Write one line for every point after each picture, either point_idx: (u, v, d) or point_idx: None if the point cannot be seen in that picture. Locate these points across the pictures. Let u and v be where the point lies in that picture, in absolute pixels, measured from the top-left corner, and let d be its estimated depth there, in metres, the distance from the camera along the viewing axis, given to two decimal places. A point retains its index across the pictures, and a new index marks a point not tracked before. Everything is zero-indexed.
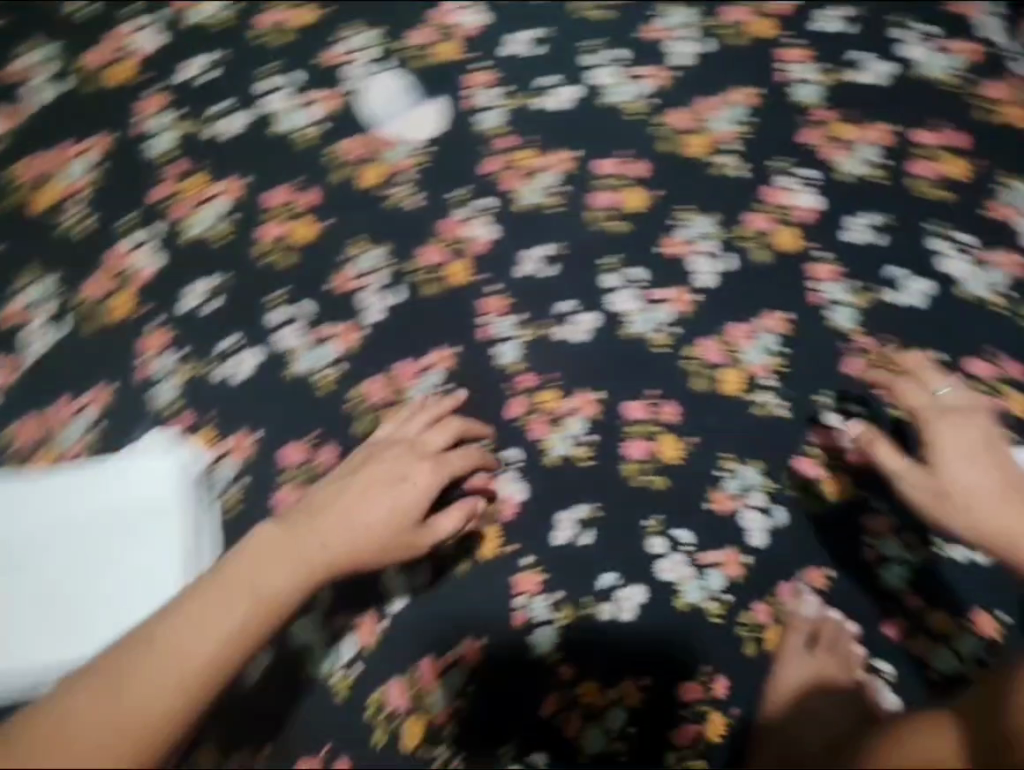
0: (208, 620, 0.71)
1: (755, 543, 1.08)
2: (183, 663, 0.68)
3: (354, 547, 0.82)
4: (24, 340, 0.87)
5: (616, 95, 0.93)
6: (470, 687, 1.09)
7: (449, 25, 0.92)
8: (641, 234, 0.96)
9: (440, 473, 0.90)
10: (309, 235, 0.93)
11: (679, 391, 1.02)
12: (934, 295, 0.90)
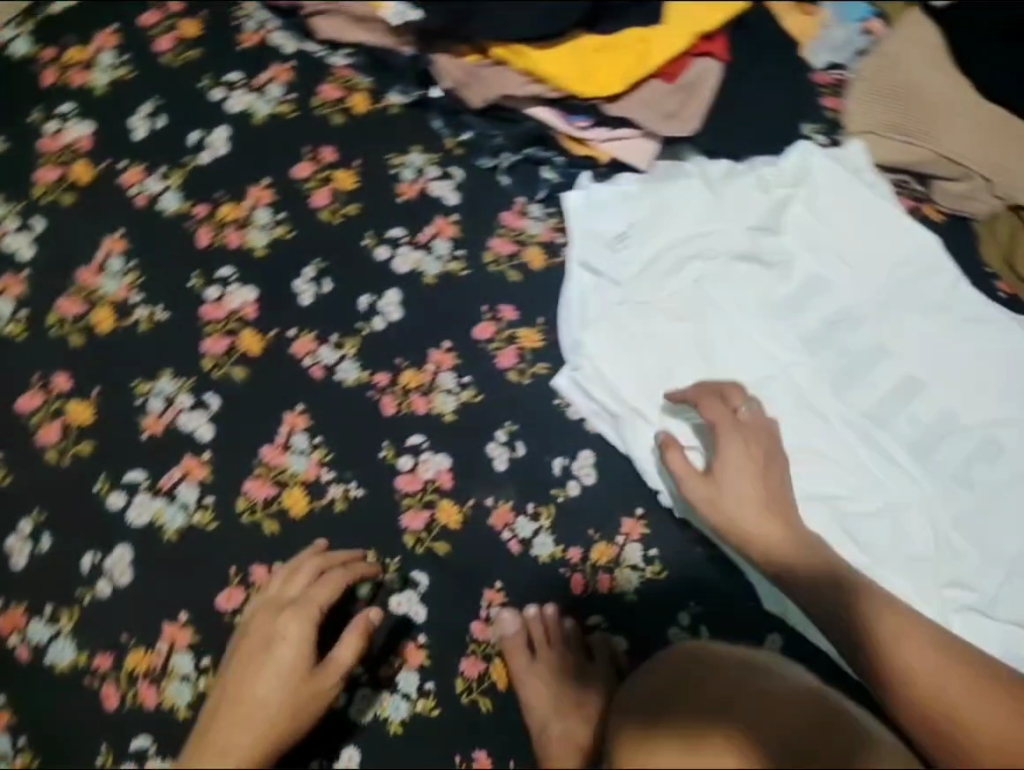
0: (247, 692, 0.74)
1: (576, 401, 0.87)
2: (247, 719, 0.73)
3: (291, 675, 0.75)
4: None
5: (261, 107, 0.91)
6: (461, 678, 0.83)
7: (63, 145, 0.89)
8: (374, 204, 0.91)
9: (339, 579, 0.80)
10: (89, 414, 0.85)
11: (509, 294, 0.90)
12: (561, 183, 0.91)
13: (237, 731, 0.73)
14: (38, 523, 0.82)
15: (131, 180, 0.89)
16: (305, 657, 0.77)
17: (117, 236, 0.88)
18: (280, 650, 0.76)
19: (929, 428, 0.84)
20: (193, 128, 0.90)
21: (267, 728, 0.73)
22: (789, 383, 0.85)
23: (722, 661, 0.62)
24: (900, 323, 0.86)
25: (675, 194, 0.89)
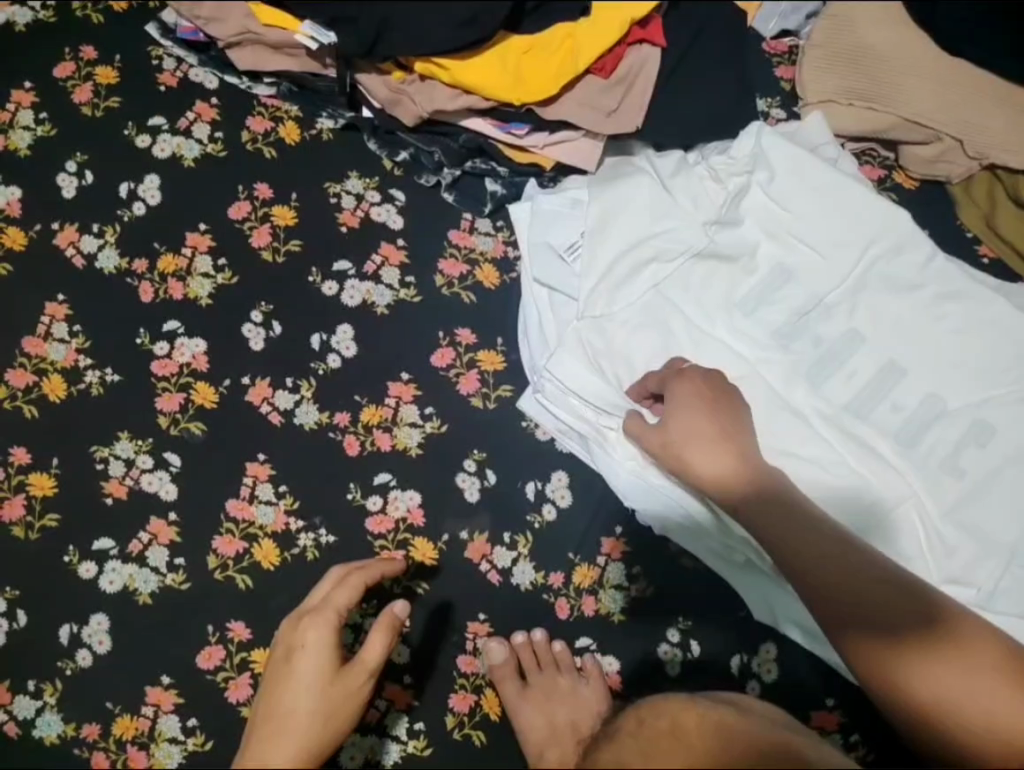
0: (279, 701, 0.68)
1: (545, 428, 0.86)
2: (283, 728, 0.67)
3: (324, 676, 0.69)
4: None
5: (191, 150, 0.92)
6: (452, 714, 0.79)
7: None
8: (317, 240, 0.90)
9: (366, 575, 0.75)
10: (49, 484, 0.82)
11: (464, 316, 0.88)
12: (504, 194, 0.92)
13: (274, 745, 0.66)
14: (11, 600, 0.79)
15: (67, 240, 0.89)
16: (334, 657, 0.71)
17: (59, 302, 0.87)
18: (311, 653, 0.70)
19: (913, 415, 0.81)
20: (123, 180, 0.91)
21: (304, 737, 0.67)
22: (763, 380, 0.82)
23: (677, 714, 0.58)
24: (873, 306, 0.83)
25: (627, 196, 0.86)
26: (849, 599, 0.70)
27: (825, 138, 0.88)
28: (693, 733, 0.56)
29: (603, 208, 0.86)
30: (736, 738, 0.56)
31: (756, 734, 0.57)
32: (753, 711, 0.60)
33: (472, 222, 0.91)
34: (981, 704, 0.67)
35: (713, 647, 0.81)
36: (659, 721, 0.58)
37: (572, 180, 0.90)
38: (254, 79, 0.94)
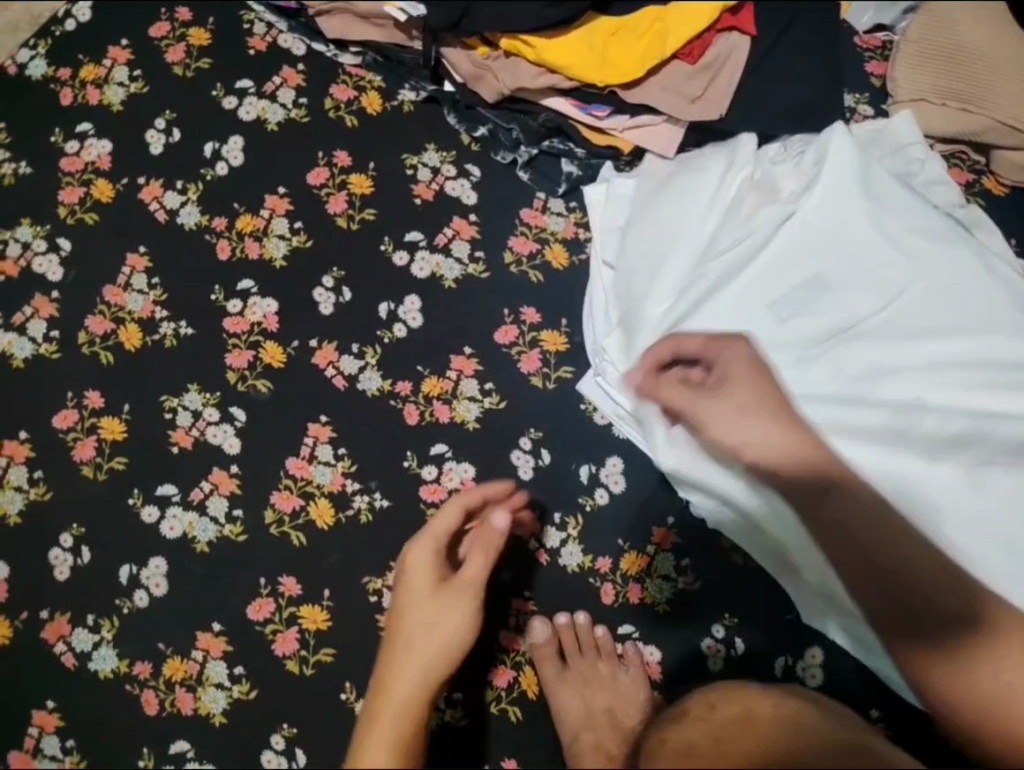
0: (395, 625, 0.68)
1: (601, 417, 0.86)
2: (403, 649, 0.67)
3: (433, 595, 0.69)
4: None
5: (276, 114, 0.95)
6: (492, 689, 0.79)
7: (90, 167, 0.94)
8: (391, 209, 0.91)
9: (463, 500, 0.74)
10: (121, 428, 0.85)
11: (530, 295, 0.88)
12: (580, 176, 0.92)
13: (397, 665, 0.66)
14: (80, 535, 0.82)
15: (151, 195, 0.93)
16: (456, 584, 0.70)
17: (139, 254, 0.91)
18: (429, 585, 0.70)
19: (970, 439, 0.77)
20: (208, 140, 0.94)
21: (424, 652, 0.66)
22: (824, 376, 0.78)
23: (755, 699, 0.58)
24: (938, 314, 0.79)
25: (681, 191, 0.86)
26: (867, 581, 0.73)
27: (914, 137, 0.87)
28: (763, 721, 0.56)
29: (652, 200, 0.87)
30: (813, 727, 0.55)
31: (836, 726, 0.56)
32: (839, 712, 0.58)
33: (544, 201, 0.91)
34: (986, 685, 0.69)
35: (759, 647, 0.80)
36: (732, 706, 0.58)
37: (649, 162, 0.89)
38: (341, 47, 0.97)
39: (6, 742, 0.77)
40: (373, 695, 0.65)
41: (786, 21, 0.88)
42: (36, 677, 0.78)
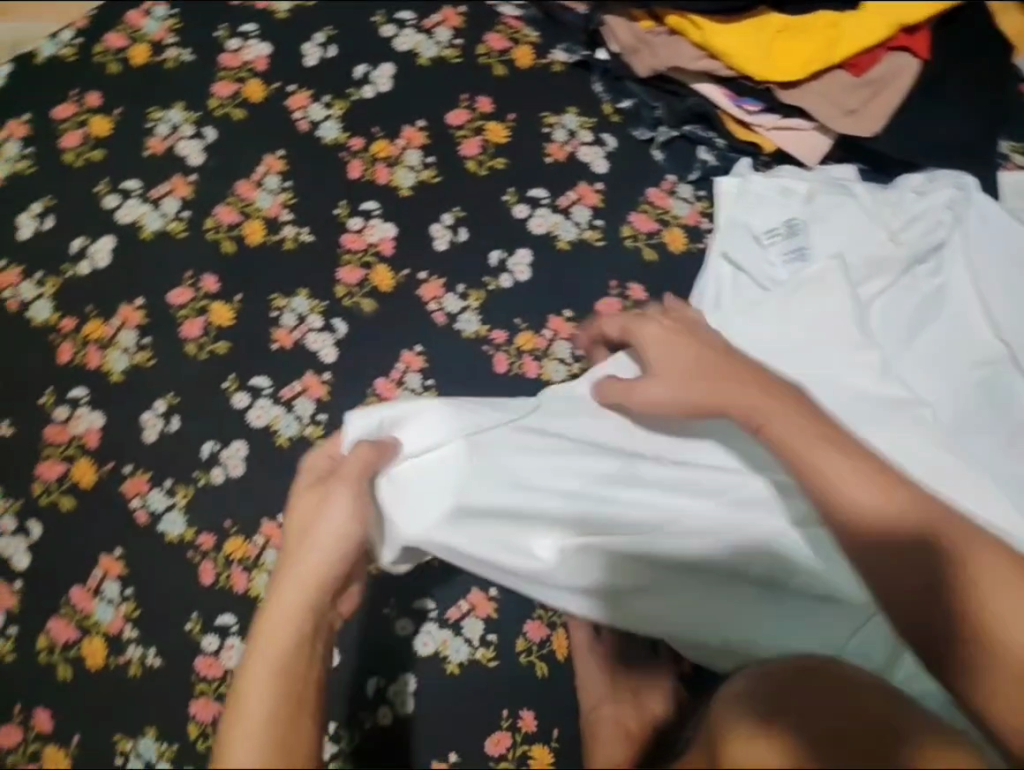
0: (299, 551, 0.65)
1: None
2: (302, 577, 0.63)
3: (342, 527, 0.65)
4: (9, 552, 0.83)
5: (431, 49, 0.98)
6: (529, 638, 0.82)
7: (246, 66, 0.98)
8: (521, 161, 0.93)
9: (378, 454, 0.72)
10: (229, 315, 0.90)
11: (641, 271, 0.90)
12: (715, 166, 0.92)
13: (290, 592, 0.63)
14: (173, 403, 0.87)
15: (298, 104, 0.97)
16: (349, 520, 0.66)
17: (277, 156, 0.95)
18: (332, 497, 0.67)
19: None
20: (362, 62, 0.98)
21: (319, 586, 0.64)
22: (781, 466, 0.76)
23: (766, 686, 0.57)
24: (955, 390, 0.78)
25: (823, 211, 0.85)
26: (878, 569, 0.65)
27: None
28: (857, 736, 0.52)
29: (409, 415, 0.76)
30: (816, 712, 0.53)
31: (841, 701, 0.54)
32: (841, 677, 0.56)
33: (674, 183, 0.92)
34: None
35: None
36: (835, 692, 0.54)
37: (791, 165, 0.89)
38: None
39: (70, 577, 0.82)
40: (271, 621, 0.62)
41: (951, 61, 0.89)
42: (110, 525, 0.83)
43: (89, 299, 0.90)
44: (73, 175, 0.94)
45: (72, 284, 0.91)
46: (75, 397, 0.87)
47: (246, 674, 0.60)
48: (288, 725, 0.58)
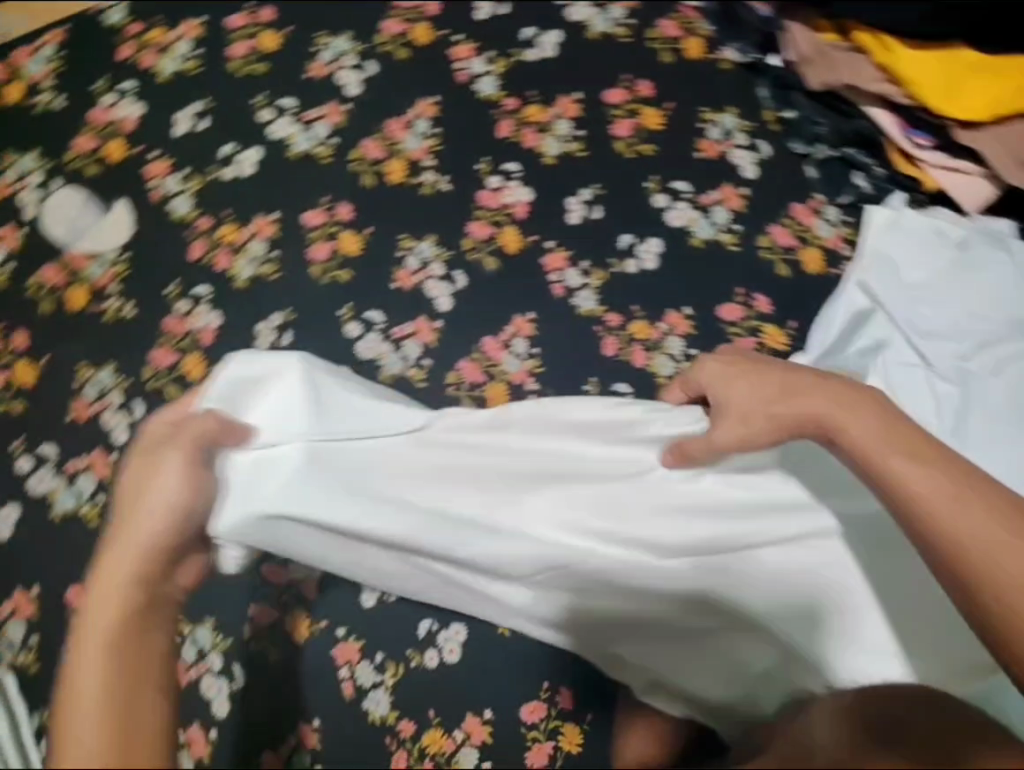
0: (129, 531, 0.56)
1: None
2: (124, 561, 0.54)
3: (181, 487, 0.58)
4: (110, 426, 0.86)
5: (603, 24, 0.97)
6: None
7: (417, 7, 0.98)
8: (671, 152, 0.93)
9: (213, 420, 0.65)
10: (356, 246, 0.92)
11: (768, 284, 0.89)
12: (868, 191, 0.90)
13: (113, 577, 0.53)
14: (289, 319, 0.89)
15: (461, 55, 0.96)
16: (194, 467, 0.60)
17: (432, 102, 0.95)
18: (164, 463, 0.59)
19: None
20: (531, 24, 0.97)
21: (152, 553, 0.55)
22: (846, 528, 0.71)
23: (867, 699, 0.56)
24: None
25: (975, 262, 0.83)
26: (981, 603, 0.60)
27: None
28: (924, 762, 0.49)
29: (276, 374, 0.71)
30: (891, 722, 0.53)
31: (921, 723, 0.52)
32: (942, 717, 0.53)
33: (821, 203, 0.91)
34: None
35: None
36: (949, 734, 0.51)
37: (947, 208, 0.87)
38: None
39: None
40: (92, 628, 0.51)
41: None
42: None
43: (227, 204, 0.93)
44: (235, 83, 0.96)
45: (215, 186, 0.93)
46: (199, 294, 0.90)
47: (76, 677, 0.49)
48: (125, 694, 0.49)
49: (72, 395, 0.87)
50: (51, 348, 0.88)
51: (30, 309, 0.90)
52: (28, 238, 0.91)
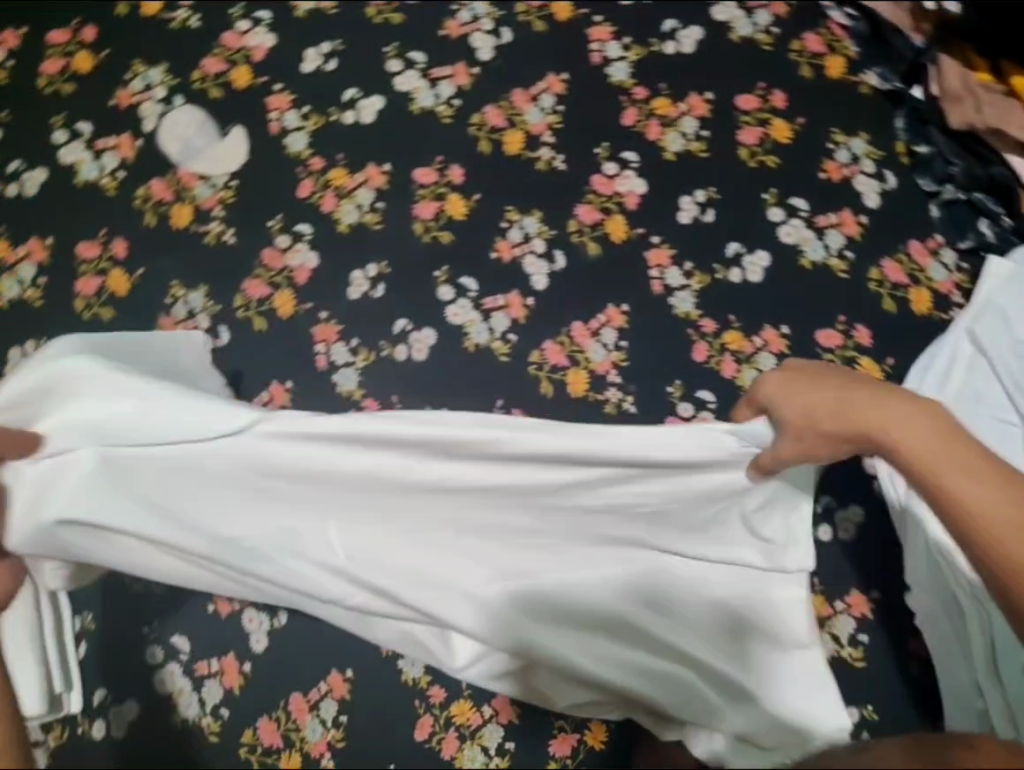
0: None
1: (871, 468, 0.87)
2: None
3: None
4: None
5: (748, 28, 0.95)
6: None
7: None
8: (793, 168, 0.91)
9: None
10: (461, 210, 0.91)
11: (872, 317, 0.88)
12: (991, 242, 0.86)
13: None
14: (383, 272, 0.89)
15: (598, 37, 0.95)
16: None
17: (561, 78, 0.94)
18: None
19: None
20: (674, 17, 0.95)
21: None
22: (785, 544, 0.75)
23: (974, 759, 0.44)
24: None
25: None
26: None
27: None
28: None
29: (50, 381, 0.66)
30: None
31: None
32: None
33: (941, 244, 0.89)
34: None
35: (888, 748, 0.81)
36: None
37: None
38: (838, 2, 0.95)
39: (243, 393, 0.86)
40: None
41: None
42: (293, 358, 0.87)
43: (341, 148, 0.92)
44: (368, 29, 0.95)
45: (333, 127, 0.93)
46: (300, 231, 0.90)
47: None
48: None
49: (161, 310, 0.88)
50: (146, 261, 0.89)
51: (133, 218, 0.90)
52: (142, 150, 0.92)
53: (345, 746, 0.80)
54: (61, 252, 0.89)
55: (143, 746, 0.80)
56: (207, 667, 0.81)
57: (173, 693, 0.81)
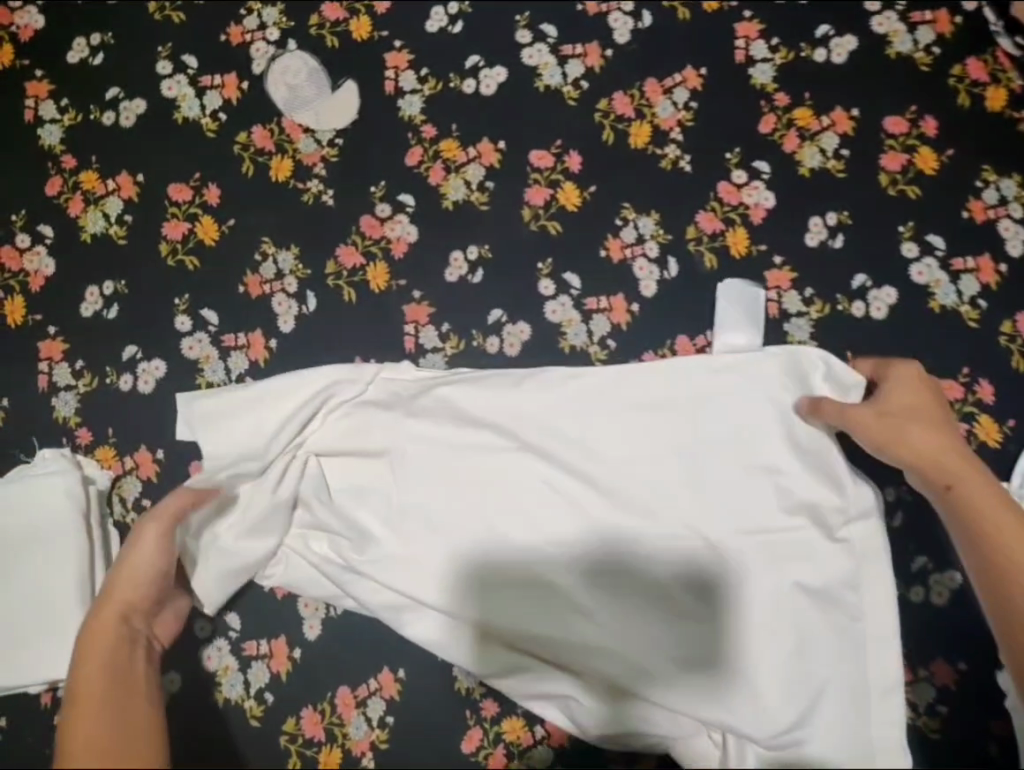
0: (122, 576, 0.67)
1: None
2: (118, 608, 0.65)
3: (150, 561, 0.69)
4: (273, 311, 0.82)
5: (907, 43, 0.88)
6: None
7: None
8: (935, 202, 0.85)
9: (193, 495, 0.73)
10: (575, 200, 0.86)
11: (999, 373, 0.82)
12: None
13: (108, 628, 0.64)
14: (484, 256, 0.84)
15: (744, 33, 0.88)
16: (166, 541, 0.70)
17: (698, 73, 0.87)
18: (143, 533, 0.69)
19: None
20: (829, 22, 0.88)
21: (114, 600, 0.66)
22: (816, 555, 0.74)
23: None
24: None
25: None
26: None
27: None
28: None
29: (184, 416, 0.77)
30: None
31: None
32: None
33: None
34: None
35: None
36: None
37: None
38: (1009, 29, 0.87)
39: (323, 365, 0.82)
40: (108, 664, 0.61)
41: None
42: (379, 335, 0.82)
43: (457, 118, 0.86)
44: None
45: (450, 95, 0.87)
46: (402, 202, 0.85)
47: (79, 682, 0.60)
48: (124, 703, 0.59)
49: (247, 266, 0.83)
50: (237, 212, 0.84)
51: (230, 164, 0.85)
52: (247, 93, 0.86)
53: (388, 748, 0.77)
54: (151, 191, 0.84)
55: (180, 720, 0.77)
56: (256, 648, 0.78)
57: (218, 670, 0.78)
